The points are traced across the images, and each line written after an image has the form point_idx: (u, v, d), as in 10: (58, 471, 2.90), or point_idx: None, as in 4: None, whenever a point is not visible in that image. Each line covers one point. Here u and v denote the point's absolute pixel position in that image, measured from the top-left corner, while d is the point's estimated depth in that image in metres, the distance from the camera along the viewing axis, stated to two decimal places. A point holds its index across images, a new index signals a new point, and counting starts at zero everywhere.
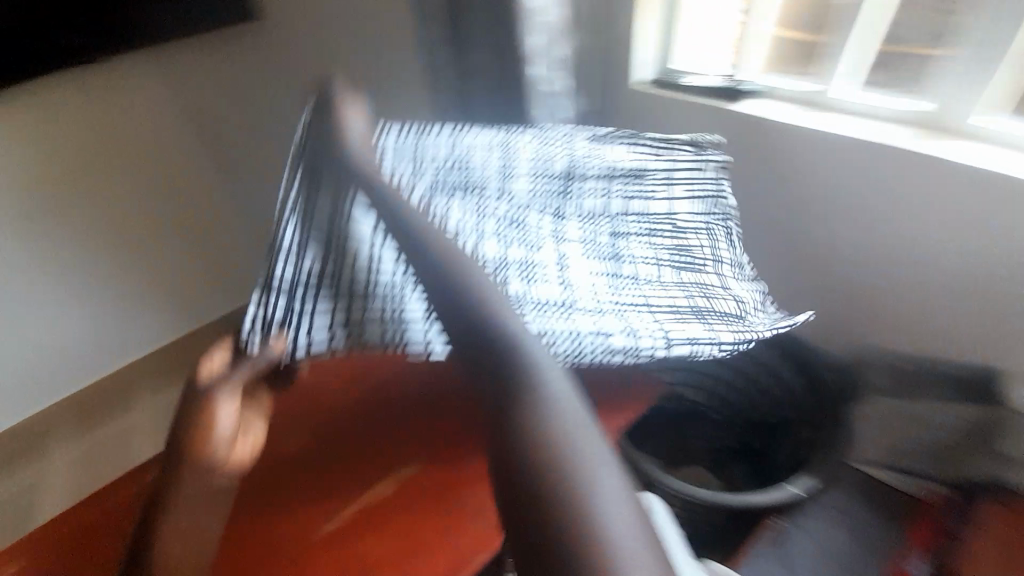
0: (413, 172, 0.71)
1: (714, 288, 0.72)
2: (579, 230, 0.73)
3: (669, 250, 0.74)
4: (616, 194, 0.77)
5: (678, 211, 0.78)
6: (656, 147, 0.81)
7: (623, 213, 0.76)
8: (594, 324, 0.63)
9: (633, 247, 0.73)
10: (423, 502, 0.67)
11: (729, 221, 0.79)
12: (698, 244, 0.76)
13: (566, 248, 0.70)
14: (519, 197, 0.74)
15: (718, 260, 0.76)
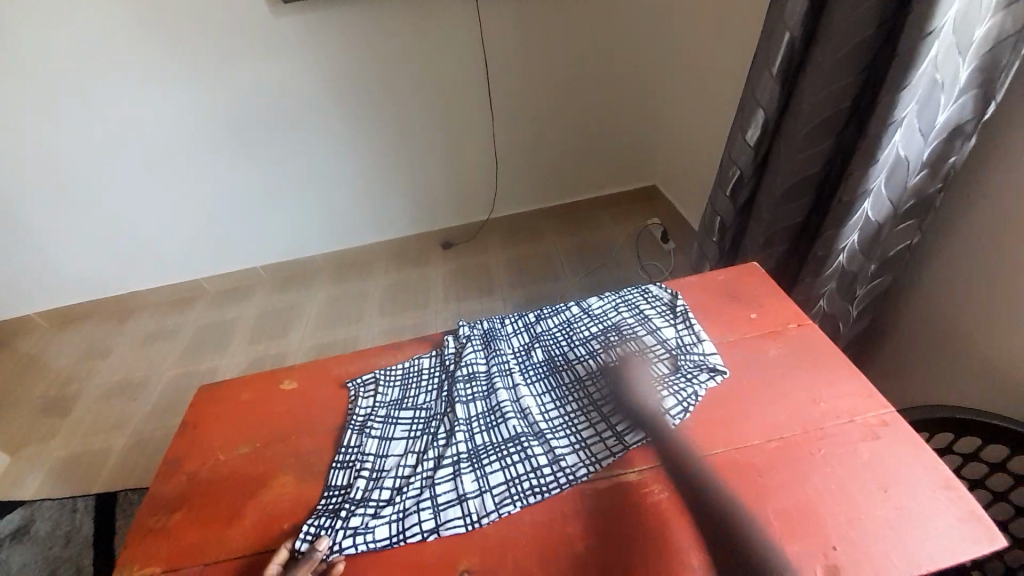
0: (385, 396, 0.84)
1: (602, 377, 0.80)
2: (489, 363, 0.85)
3: (563, 360, 0.84)
4: (497, 341, 0.90)
5: (547, 328, 0.91)
6: (475, 327, 0.93)
7: (509, 352, 0.88)
8: (506, 468, 0.70)
9: (528, 377, 0.82)
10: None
11: (598, 312, 0.91)
12: (570, 345, 0.86)
13: (479, 408, 0.78)
14: (405, 378, 0.87)
15: (597, 348, 0.84)
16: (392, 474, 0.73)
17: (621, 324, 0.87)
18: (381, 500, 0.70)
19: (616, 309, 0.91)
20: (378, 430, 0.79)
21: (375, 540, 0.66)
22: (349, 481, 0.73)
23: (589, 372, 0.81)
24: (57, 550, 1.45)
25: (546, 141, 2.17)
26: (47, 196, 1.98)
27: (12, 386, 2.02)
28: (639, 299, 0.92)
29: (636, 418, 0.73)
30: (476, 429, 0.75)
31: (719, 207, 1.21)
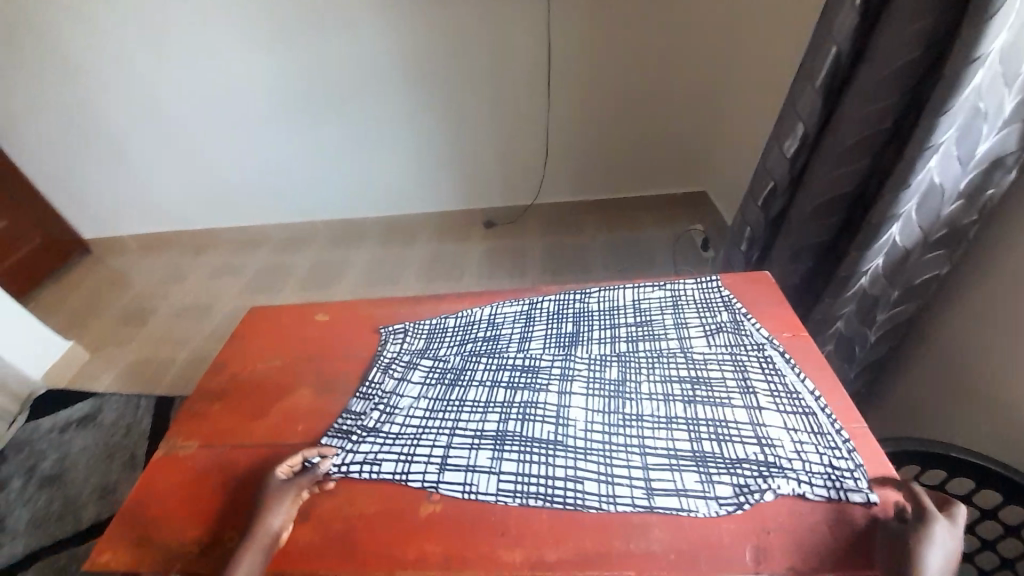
0: (411, 344, 0.93)
1: (658, 403, 0.74)
2: (558, 366, 0.82)
3: (632, 391, 0.77)
4: (576, 350, 0.85)
5: (632, 349, 0.83)
6: (544, 308, 0.95)
7: (582, 358, 0.83)
8: (522, 465, 0.69)
9: (587, 389, 0.78)
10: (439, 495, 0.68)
11: (701, 360, 0.80)
12: (649, 378, 0.78)
13: (523, 397, 0.78)
14: (469, 357, 0.87)
15: (674, 392, 0.76)
16: (403, 412, 0.79)
17: (720, 384, 0.76)
18: (391, 449, 0.74)
19: (723, 364, 0.79)
20: (399, 371, 0.87)
21: (380, 470, 0.72)
22: (365, 410, 0.81)
23: (640, 389, 0.77)
24: (116, 438, 1.71)
25: (597, 136, 2.19)
26: (151, 135, 2.26)
27: (103, 295, 2.35)
28: (761, 365, 0.78)
29: (672, 457, 0.68)
30: (509, 418, 0.75)
31: (749, 217, 1.21)
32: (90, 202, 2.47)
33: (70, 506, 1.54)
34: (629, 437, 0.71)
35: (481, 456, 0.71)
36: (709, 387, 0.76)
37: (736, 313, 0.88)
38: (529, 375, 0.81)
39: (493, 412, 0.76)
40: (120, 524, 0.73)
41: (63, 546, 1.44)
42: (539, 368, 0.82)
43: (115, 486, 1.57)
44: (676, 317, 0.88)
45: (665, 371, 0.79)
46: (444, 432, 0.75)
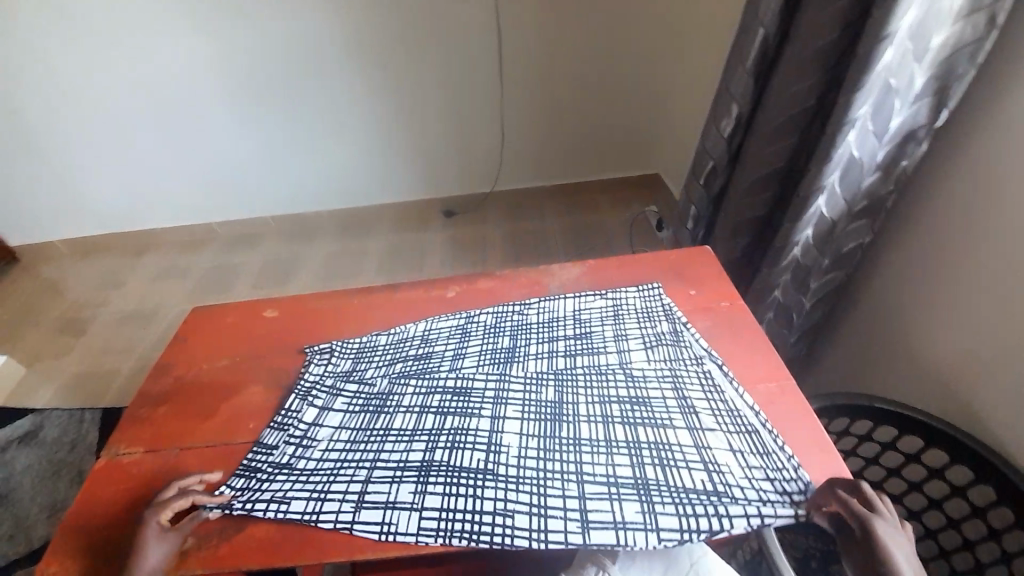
0: (337, 366, 0.87)
1: (596, 426, 0.73)
2: (494, 385, 0.78)
3: (570, 414, 0.74)
4: (515, 370, 0.81)
5: (571, 366, 0.81)
6: (477, 322, 0.90)
7: (519, 377, 0.80)
8: (448, 500, 0.66)
9: (522, 413, 0.75)
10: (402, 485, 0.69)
11: (640, 376, 0.78)
12: (588, 399, 0.76)
13: (454, 423, 0.74)
14: (397, 380, 0.82)
15: (611, 411, 0.74)
16: (321, 444, 0.75)
17: (660, 402, 0.74)
18: (304, 486, 0.70)
19: (663, 380, 0.77)
20: (321, 398, 0.82)
21: (288, 509, 0.68)
22: (277, 443, 0.77)
23: (576, 411, 0.75)
24: (62, 454, 1.61)
25: (552, 121, 2.20)
26: (75, 130, 2.09)
27: (35, 305, 2.19)
28: (699, 378, 0.77)
29: (608, 486, 0.66)
30: (439, 445, 0.72)
31: (694, 196, 1.27)
32: (11, 205, 2.27)
33: (14, 529, 1.44)
34: (561, 464, 0.69)
35: (406, 493, 0.67)
36: (650, 407, 0.74)
37: (676, 323, 0.86)
38: (458, 399, 0.77)
39: (420, 442, 0.73)
40: (64, 536, 0.69)
41: (13, 569, 1.36)
42: (470, 392, 0.78)
43: (64, 503, 1.49)
44: (616, 328, 0.86)
45: (604, 390, 0.77)
46: (366, 465, 0.71)
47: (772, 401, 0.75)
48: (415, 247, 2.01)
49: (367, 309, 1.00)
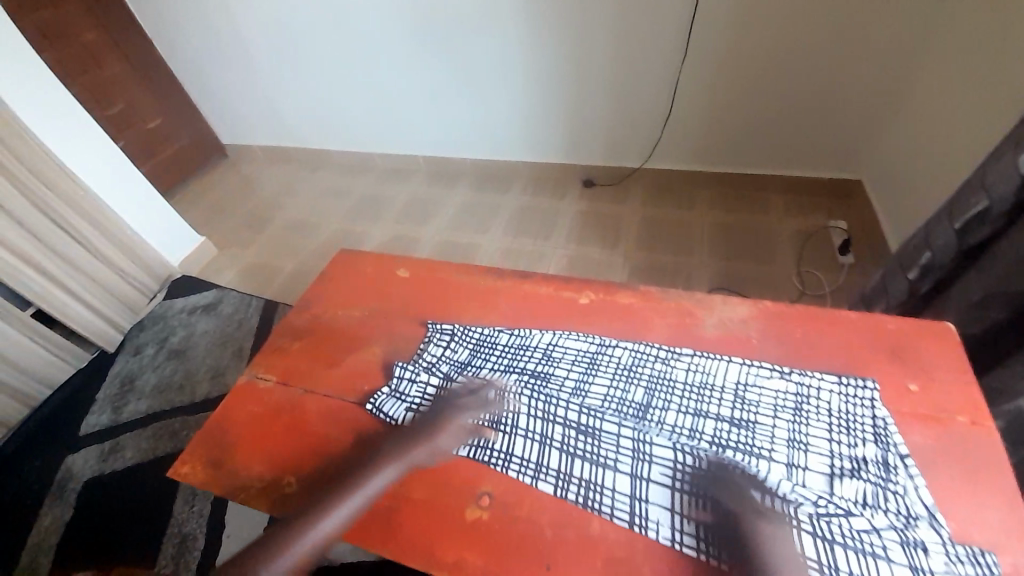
0: (455, 353, 0.82)
1: (740, 550, 0.56)
2: (627, 434, 0.66)
3: (699, 525, 0.58)
4: (646, 439, 0.65)
5: (719, 458, 0.62)
6: (612, 358, 0.76)
7: (648, 448, 0.64)
8: (539, 548, 0.60)
9: (643, 498, 0.61)
10: (484, 527, 0.63)
11: (822, 511, 0.57)
12: (734, 512, 0.58)
13: (583, 473, 0.64)
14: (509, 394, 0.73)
15: (758, 546, 0.56)
16: (441, 429, 0.72)
17: (837, 562, 0.54)
18: (445, 443, 0.71)
19: (852, 534, 0.55)
20: (438, 381, 0.78)
21: (435, 439, 0.71)
22: (396, 414, 0.75)
23: (721, 524, 0.58)
24: (230, 330, 1.94)
25: (738, 99, 1.83)
26: (278, 51, 2.33)
27: (231, 198, 2.62)
28: (907, 542, 0.54)
29: None
30: (560, 491, 0.63)
31: (935, 238, 0.94)
32: (228, 109, 2.68)
33: (188, 381, 1.81)
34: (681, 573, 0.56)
35: (500, 524, 0.62)
36: (820, 565, 0.53)
37: (889, 452, 0.60)
38: (574, 449, 0.66)
39: (534, 473, 0.65)
40: (200, 441, 0.81)
41: (178, 413, 1.72)
42: (590, 448, 0.66)
43: (222, 373, 1.81)
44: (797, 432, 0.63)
45: (756, 508, 0.58)
46: (497, 462, 0.67)
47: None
48: (545, 248, 2.01)
49: (490, 293, 0.93)
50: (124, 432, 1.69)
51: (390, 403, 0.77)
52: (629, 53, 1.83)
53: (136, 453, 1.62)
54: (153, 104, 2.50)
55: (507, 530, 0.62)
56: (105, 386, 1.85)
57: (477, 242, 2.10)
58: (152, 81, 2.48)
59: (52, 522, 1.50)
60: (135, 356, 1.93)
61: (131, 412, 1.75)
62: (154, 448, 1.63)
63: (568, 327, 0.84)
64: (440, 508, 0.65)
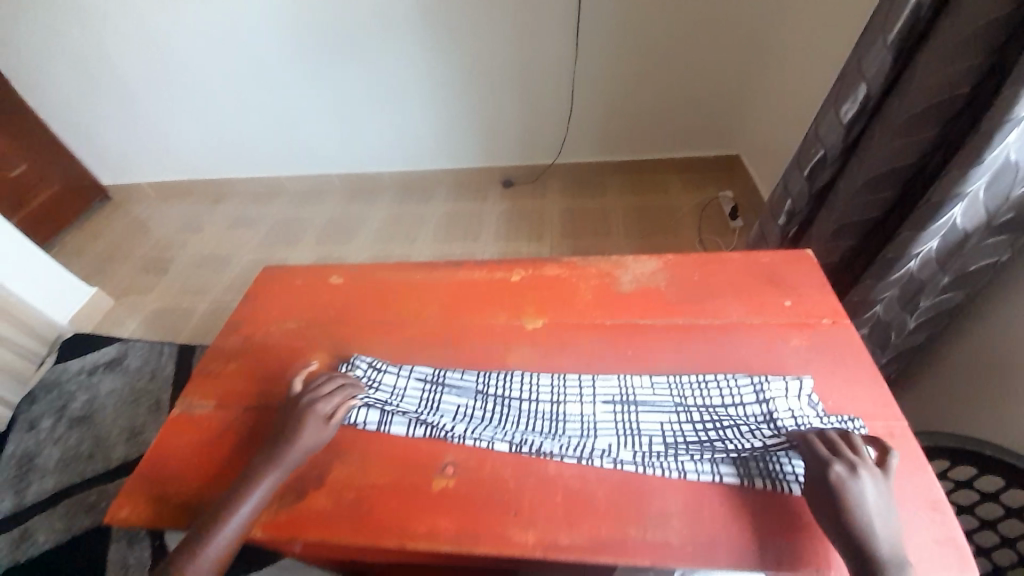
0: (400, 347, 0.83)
1: (668, 456, 0.65)
2: (568, 387, 0.73)
3: (634, 444, 0.66)
4: (583, 387, 0.73)
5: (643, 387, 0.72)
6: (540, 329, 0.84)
7: (585, 393, 0.72)
8: (502, 496, 0.65)
9: (584, 432, 0.68)
10: (451, 495, 0.66)
11: (728, 409, 0.67)
12: (661, 425, 0.67)
13: (533, 425, 0.70)
14: (462, 375, 0.77)
15: (681, 448, 0.65)
16: (397, 415, 0.74)
17: (743, 444, 0.64)
18: (405, 427, 0.73)
19: (752, 420, 0.65)
20: (386, 373, 0.79)
21: (393, 426, 0.73)
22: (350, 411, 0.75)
23: (652, 439, 0.66)
24: (144, 382, 1.76)
25: (625, 92, 2.03)
26: (158, 80, 2.18)
27: (124, 242, 2.37)
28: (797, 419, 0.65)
29: (671, 511, 0.61)
30: (515, 444, 0.68)
31: (792, 187, 1.13)
32: (104, 147, 2.43)
33: (100, 446, 1.61)
34: (626, 488, 0.63)
35: (466, 486, 0.66)
36: (731, 451, 0.63)
37: (774, 355, 0.74)
38: (521, 408, 0.72)
39: (489, 433, 0.70)
40: (137, 482, 0.76)
41: (93, 483, 1.53)
42: (535, 401, 0.72)
43: (140, 430, 1.64)
44: (705, 358, 0.75)
45: (676, 418, 0.67)
46: (456, 433, 0.70)
47: None
48: (476, 249, 2.07)
49: (425, 287, 0.96)
50: (28, 518, 1.48)
51: None
52: (527, 57, 1.96)
53: (48, 537, 1.42)
54: (12, 149, 2.22)
55: (475, 492, 0.65)
56: None
57: (408, 251, 2.11)
58: (6, 124, 2.20)
59: None
60: (30, 432, 1.69)
61: (33, 495, 1.52)
62: (70, 526, 1.44)
63: (503, 306, 0.89)
64: (406, 488, 0.67)
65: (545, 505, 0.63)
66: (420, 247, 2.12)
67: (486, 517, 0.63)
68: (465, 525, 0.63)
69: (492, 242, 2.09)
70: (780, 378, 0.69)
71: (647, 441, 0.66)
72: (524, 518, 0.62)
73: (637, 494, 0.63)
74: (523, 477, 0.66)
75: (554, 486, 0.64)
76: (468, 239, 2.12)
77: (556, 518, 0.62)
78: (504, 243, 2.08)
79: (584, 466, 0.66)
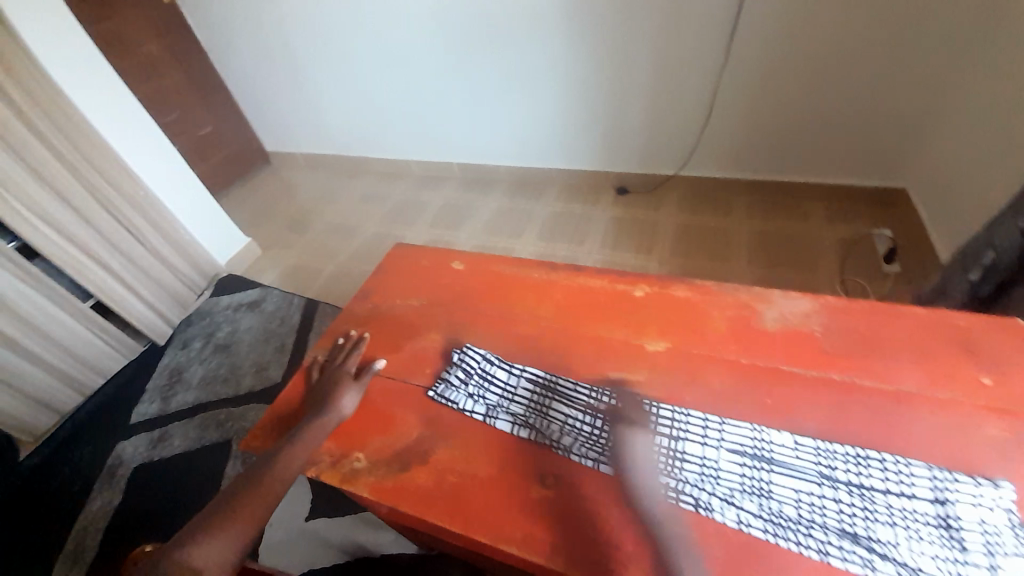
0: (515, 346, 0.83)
1: (806, 531, 0.56)
2: (688, 424, 0.68)
3: (762, 506, 0.58)
4: (707, 427, 0.67)
5: (778, 443, 0.63)
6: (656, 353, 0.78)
7: (708, 435, 0.66)
8: (601, 522, 0.61)
9: (705, 478, 0.62)
10: (546, 505, 0.64)
11: (889, 495, 0.57)
12: (799, 494, 0.59)
13: (647, 457, 0.65)
14: (575, 386, 0.76)
15: (823, 527, 0.56)
16: (503, 411, 0.75)
17: (901, 541, 0.54)
18: (507, 423, 0.73)
19: (918, 515, 0.55)
20: (500, 369, 0.81)
21: (497, 421, 0.74)
22: (461, 397, 0.78)
23: (785, 507, 0.58)
24: (274, 325, 2.02)
25: (775, 105, 1.82)
26: (321, 64, 2.45)
27: (275, 202, 2.74)
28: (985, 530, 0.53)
29: None
30: (623, 471, 0.65)
31: (999, 237, 0.92)
32: (273, 118, 2.82)
33: (233, 374, 1.88)
34: (750, 553, 0.56)
35: (563, 500, 0.64)
36: (887, 545, 0.54)
37: (957, 441, 0.60)
38: (632, 433, 0.68)
39: (594, 453, 0.67)
40: (271, 417, 0.87)
41: (223, 404, 1.78)
42: (650, 431, 0.68)
43: (265, 366, 1.88)
44: (865, 427, 0.63)
45: (818, 491, 0.58)
46: (560, 445, 0.69)
47: None
48: (580, 252, 2.04)
49: (541, 286, 0.95)
50: (172, 422, 1.77)
51: (451, 388, 0.80)
52: (668, 62, 1.84)
53: (183, 442, 1.69)
54: (207, 115, 2.67)
55: (571, 508, 0.63)
56: (155, 378, 1.94)
57: (512, 244, 2.15)
58: (205, 93, 2.64)
59: (94, 510, 1.55)
60: (184, 350, 2.02)
61: (178, 403, 1.83)
62: (202, 435, 1.70)
63: (620, 320, 0.85)
64: (502, 486, 0.67)
65: (645, 543, 0.59)
66: (525, 243, 2.14)
67: (582, 539, 0.60)
68: (562, 541, 0.61)
69: (597, 249, 2.04)
70: (967, 479, 0.57)
71: (779, 509, 0.58)
72: (621, 552, 0.58)
73: (760, 563, 0.55)
74: (626, 508, 0.62)
75: (661, 527, 0.59)
76: (574, 241, 2.09)
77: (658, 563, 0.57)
78: (609, 251, 2.02)
79: (696, 514, 0.60)
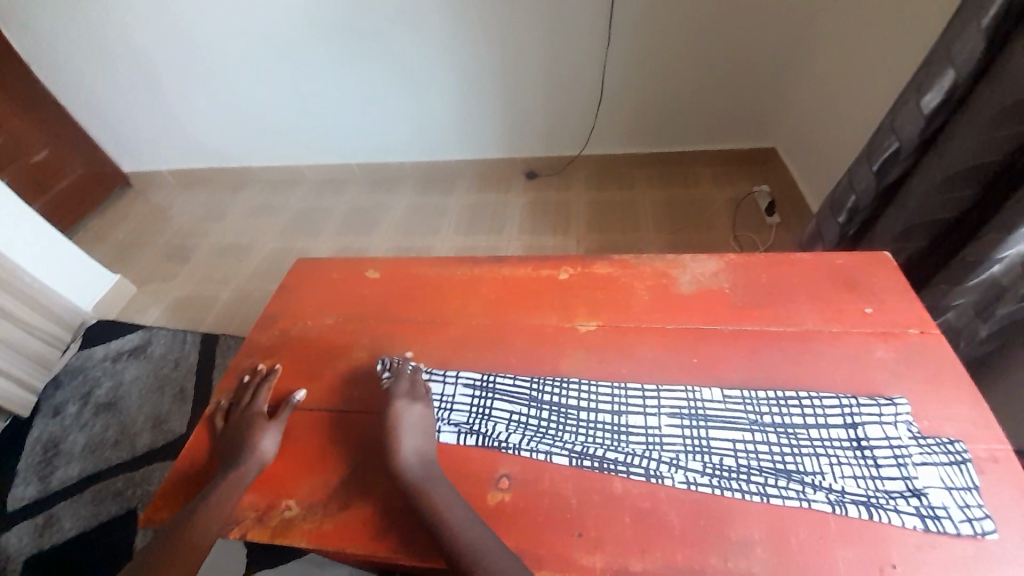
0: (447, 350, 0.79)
1: (747, 477, 0.59)
2: (630, 397, 0.69)
3: (707, 463, 0.61)
4: (647, 397, 0.68)
5: (712, 399, 0.66)
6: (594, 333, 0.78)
7: (648, 403, 0.67)
8: (562, 512, 0.60)
9: (651, 446, 0.63)
10: (509, 509, 0.61)
11: (810, 427, 0.62)
12: (737, 441, 0.62)
13: (596, 437, 0.65)
14: (515, 380, 0.73)
15: (761, 469, 0.60)
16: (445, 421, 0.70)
17: (828, 467, 0.59)
18: (452, 431, 0.69)
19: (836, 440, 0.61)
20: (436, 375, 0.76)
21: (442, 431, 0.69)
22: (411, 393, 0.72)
23: (726, 458, 0.61)
24: (168, 369, 1.75)
25: (660, 81, 1.94)
26: (178, 67, 2.14)
27: (147, 229, 2.36)
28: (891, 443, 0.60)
29: (754, 538, 0.56)
30: (575, 456, 0.64)
31: (858, 181, 1.05)
32: (125, 133, 2.41)
33: (125, 434, 1.60)
34: (703, 510, 0.58)
35: (522, 500, 0.62)
36: (816, 474, 0.59)
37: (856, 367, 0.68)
38: (578, 416, 0.67)
39: (545, 444, 0.65)
40: (173, 481, 0.73)
41: (119, 471, 1.51)
42: (595, 410, 0.68)
43: (165, 418, 1.63)
44: (782, 369, 0.69)
45: (750, 437, 0.62)
46: (510, 444, 0.66)
47: (981, 471, 0.58)
48: (500, 241, 2.02)
49: (467, 283, 0.91)
50: (53, 505, 1.47)
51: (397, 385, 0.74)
52: (557, 44, 1.87)
53: (73, 525, 1.41)
54: (36, 135, 2.21)
55: (536, 506, 0.61)
56: (21, 458, 1.59)
57: (431, 242, 2.07)
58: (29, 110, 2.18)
59: None
60: (54, 417, 1.68)
61: (57, 481, 1.52)
62: (96, 513, 1.43)
63: (552, 305, 0.84)
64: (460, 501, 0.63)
65: (613, 524, 0.59)
66: (444, 238, 2.07)
67: (549, 537, 0.59)
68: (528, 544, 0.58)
69: (517, 234, 2.03)
70: (869, 402, 0.64)
71: (723, 461, 0.61)
72: (591, 538, 0.58)
73: (716, 519, 0.57)
74: (586, 494, 0.61)
75: (623, 505, 0.60)
76: (493, 231, 2.07)
77: (625, 542, 0.57)
78: (529, 235, 2.02)
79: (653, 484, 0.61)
